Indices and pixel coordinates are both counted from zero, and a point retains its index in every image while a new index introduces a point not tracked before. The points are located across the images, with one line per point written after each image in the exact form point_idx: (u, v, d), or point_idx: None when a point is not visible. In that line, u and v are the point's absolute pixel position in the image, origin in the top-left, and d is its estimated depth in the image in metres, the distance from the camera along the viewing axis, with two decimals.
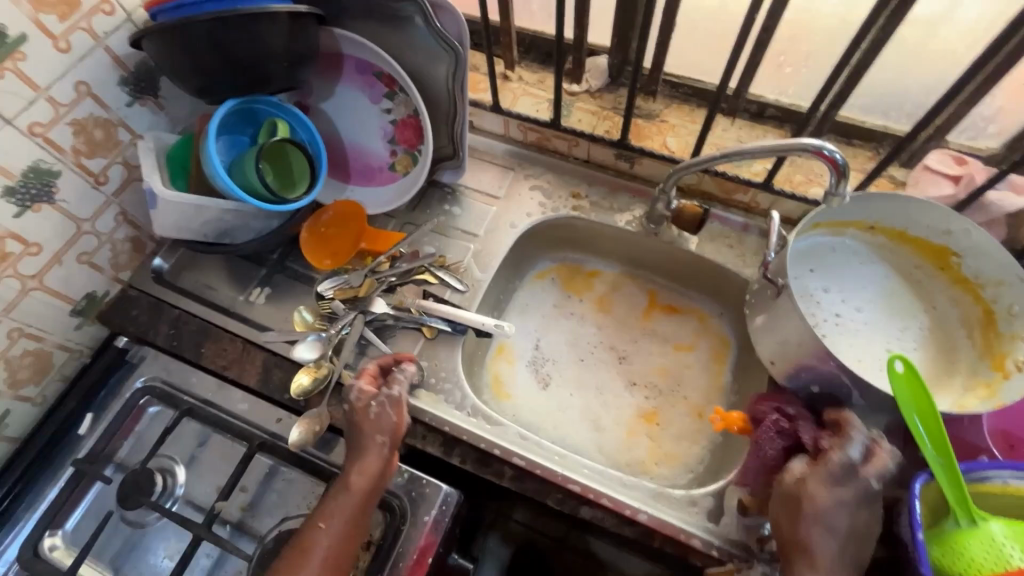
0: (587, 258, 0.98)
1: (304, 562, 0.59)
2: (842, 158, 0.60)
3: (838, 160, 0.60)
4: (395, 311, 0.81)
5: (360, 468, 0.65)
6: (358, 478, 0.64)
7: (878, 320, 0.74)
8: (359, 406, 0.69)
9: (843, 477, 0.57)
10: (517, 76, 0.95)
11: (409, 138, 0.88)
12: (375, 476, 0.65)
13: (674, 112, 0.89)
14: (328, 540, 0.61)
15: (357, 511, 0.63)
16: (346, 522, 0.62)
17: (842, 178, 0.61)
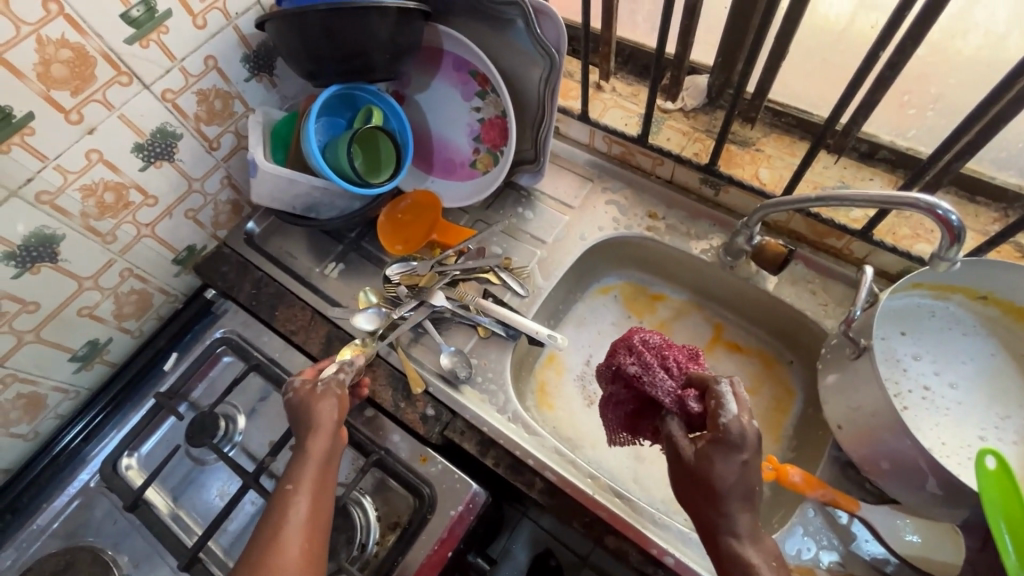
0: (654, 280, 0.95)
1: (283, 526, 0.58)
2: (960, 221, 0.54)
3: (955, 223, 0.54)
4: (455, 306, 0.83)
5: (318, 433, 0.64)
6: (315, 447, 0.64)
7: (975, 402, 0.66)
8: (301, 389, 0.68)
9: (739, 443, 0.50)
10: (610, 86, 0.94)
11: (493, 138, 0.90)
12: (327, 445, 0.64)
13: (772, 142, 0.84)
14: (301, 505, 0.60)
15: (321, 473, 0.63)
16: (310, 484, 0.61)
17: (955, 243, 0.55)
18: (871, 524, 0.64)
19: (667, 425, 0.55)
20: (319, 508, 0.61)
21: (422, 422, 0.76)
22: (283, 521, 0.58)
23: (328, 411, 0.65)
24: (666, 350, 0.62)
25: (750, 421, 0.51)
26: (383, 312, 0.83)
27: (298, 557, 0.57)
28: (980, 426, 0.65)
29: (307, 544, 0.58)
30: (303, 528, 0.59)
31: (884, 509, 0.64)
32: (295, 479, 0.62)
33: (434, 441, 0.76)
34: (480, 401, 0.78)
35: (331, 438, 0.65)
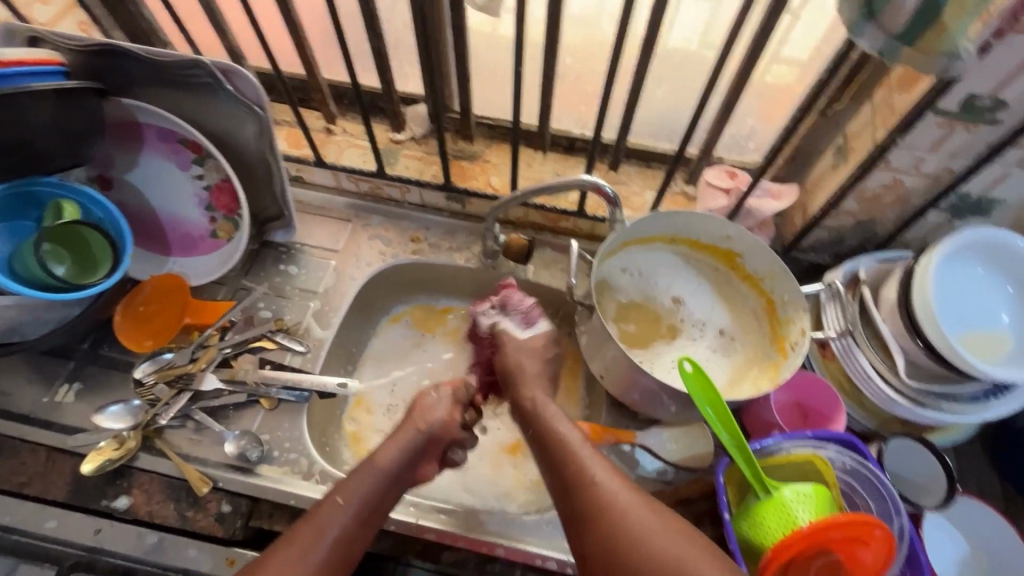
0: (438, 296, 0.99)
1: (320, 536, 0.57)
2: (613, 191, 0.71)
3: (610, 193, 0.72)
4: (228, 385, 0.77)
5: (388, 443, 0.68)
6: (372, 467, 0.64)
7: (697, 323, 0.83)
8: (420, 400, 0.74)
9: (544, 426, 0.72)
10: (340, 128, 0.95)
11: (226, 203, 0.84)
12: (407, 455, 0.67)
13: (496, 152, 0.94)
14: (345, 515, 0.59)
15: (374, 495, 0.62)
16: (364, 508, 0.61)
17: (616, 205, 0.73)
18: (648, 447, 0.75)
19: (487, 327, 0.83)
20: (356, 534, 0.59)
21: (218, 523, 0.70)
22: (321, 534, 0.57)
23: (408, 435, 0.69)
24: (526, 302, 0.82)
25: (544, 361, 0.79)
26: (136, 405, 0.75)
27: (339, 550, 0.57)
28: (700, 342, 0.82)
29: (347, 547, 0.58)
30: (333, 554, 0.56)
31: (654, 430, 0.76)
32: (344, 490, 0.61)
33: (240, 537, 0.70)
34: (282, 475, 0.73)
35: (405, 460, 0.67)
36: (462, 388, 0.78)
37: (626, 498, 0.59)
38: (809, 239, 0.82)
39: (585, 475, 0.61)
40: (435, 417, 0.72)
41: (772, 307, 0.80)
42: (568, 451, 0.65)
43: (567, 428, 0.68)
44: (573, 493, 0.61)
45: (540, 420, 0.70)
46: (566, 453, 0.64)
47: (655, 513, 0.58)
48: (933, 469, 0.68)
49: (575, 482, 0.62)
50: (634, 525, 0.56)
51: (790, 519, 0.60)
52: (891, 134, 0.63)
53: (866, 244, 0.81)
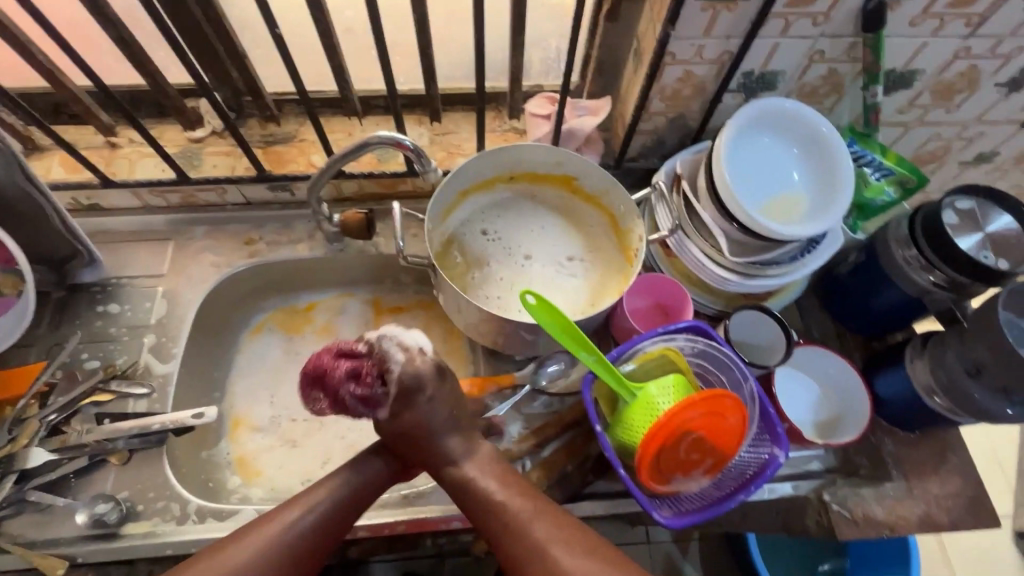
0: (297, 293, 0.93)
1: None
2: (413, 145, 0.70)
3: (412, 147, 0.70)
4: (63, 452, 0.68)
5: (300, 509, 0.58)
6: (267, 535, 0.56)
7: (550, 253, 0.85)
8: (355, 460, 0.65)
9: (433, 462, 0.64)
10: (126, 139, 0.85)
11: (1, 254, 0.70)
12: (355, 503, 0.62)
13: (310, 128, 0.87)
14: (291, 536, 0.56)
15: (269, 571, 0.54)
16: None
17: (421, 157, 0.72)
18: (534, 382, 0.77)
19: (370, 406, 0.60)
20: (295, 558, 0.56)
21: None
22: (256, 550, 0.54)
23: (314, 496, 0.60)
24: (330, 369, 0.58)
25: (418, 362, 0.61)
26: None
27: None
28: (556, 271, 0.83)
29: None
30: None
31: (537, 365, 0.78)
32: (312, 507, 0.59)
33: None
34: (152, 528, 0.67)
35: (311, 535, 0.58)
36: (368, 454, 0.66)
37: (545, 532, 0.56)
38: (634, 146, 0.84)
39: (489, 504, 0.60)
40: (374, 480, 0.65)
41: (616, 221, 0.82)
42: (491, 504, 0.60)
43: (490, 479, 0.62)
44: (486, 524, 0.59)
45: (436, 459, 0.64)
46: (472, 490, 0.61)
47: (565, 527, 0.56)
48: (775, 334, 0.75)
49: (488, 519, 0.59)
50: (543, 546, 0.55)
51: (653, 411, 0.63)
52: (665, 27, 0.64)
53: (685, 140, 0.84)
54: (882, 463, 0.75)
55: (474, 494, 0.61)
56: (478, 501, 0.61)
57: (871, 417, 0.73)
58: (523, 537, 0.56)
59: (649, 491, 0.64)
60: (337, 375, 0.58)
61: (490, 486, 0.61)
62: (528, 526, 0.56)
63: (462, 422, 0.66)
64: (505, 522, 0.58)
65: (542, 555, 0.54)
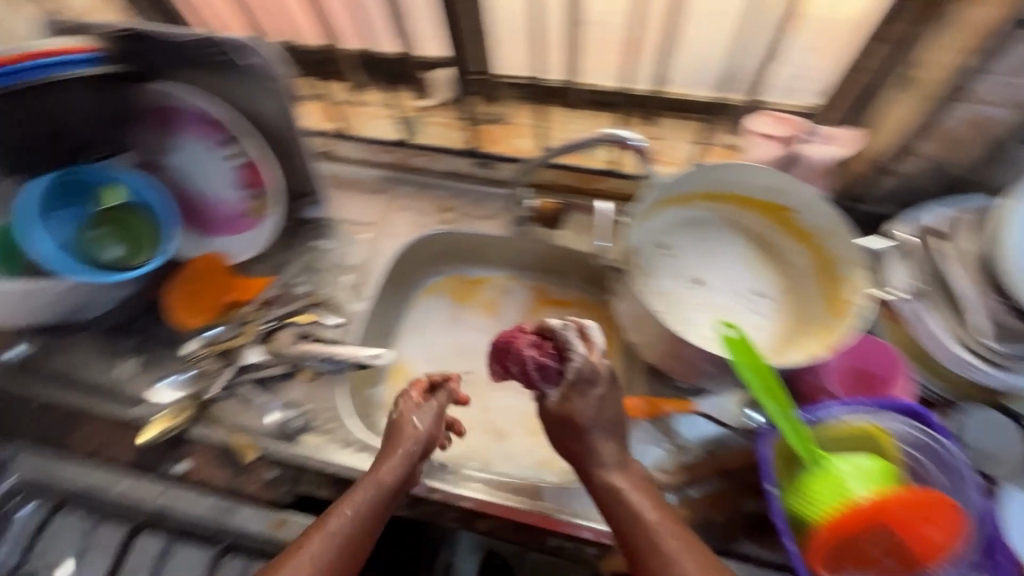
0: (470, 265, 0.98)
1: (309, 547, 0.54)
2: (644, 144, 0.68)
3: (637, 144, 0.68)
4: (270, 357, 0.79)
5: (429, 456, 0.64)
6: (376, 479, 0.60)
7: (732, 284, 0.77)
8: (403, 413, 0.67)
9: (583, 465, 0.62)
10: (366, 99, 0.95)
11: (256, 180, 0.85)
12: (395, 485, 0.61)
13: (523, 113, 0.90)
14: (348, 531, 0.56)
15: (380, 508, 0.59)
16: (367, 520, 0.57)
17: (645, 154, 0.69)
18: (707, 414, 0.71)
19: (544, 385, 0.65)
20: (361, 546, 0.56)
21: (267, 487, 0.74)
22: (319, 551, 0.54)
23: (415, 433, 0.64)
24: (517, 339, 0.67)
25: (598, 359, 0.63)
26: (190, 377, 0.79)
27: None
28: (735, 305, 0.75)
29: None
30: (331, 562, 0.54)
31: (714, 397, 0.72)
32: (353, 502, 0.58)
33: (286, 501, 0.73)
34: (322, 444, 0.76)
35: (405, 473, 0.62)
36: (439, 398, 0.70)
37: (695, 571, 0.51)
38: (871, 186, 0.74)
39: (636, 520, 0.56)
40: (397, 464, 0.62)
41: (830, 265, 0.72)
42: (640, 521, 0.55)
43: (642, 495, 0.58)
44: (627, 541, 0.56)
45: (585, 457, 0.61)
46: (620, 501, 0.58)
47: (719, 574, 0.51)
48: (1016, 448, 0.63)
49: (632, 536, 0.55)
50: None
51: (844, 492, 0.55)
52: None
53: (940, 190, 0.71)
54: None
55: (623, 507, 0.57)
56: (624, 515, 0.57)
57: None
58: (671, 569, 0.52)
59: None
60: (522, 346, 0.66)
61: (640, 502, 0.57)
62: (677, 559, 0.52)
63: (619, 429, 0.63)
64: (651, 546, 0.54)
65: None
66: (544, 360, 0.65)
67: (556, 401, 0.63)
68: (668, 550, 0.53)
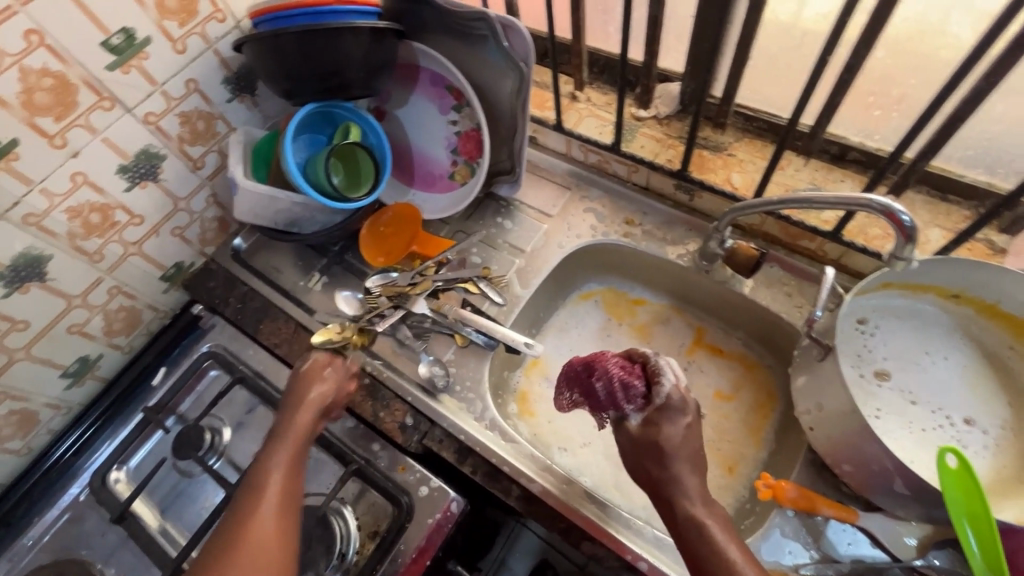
0: (633, 285, 0.95)
1: (262, 495, 0.61)
2: (912, 222, 0.56)
3: (907, 223, 0.56)
4: (434, 314, 0.85)
5: (300, 410, 0.69)
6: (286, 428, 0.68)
7: (936, 399, 0.66)
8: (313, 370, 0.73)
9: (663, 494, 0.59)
10: (585, 96, 0.95)
11: (470, 150, 0.91)
12: (307, 431, 0.68)
13: (745, 148, 0.84)
14: (279, 476, 0.63)
15: (296, 451, 0.66)
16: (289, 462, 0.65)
17: (909, 242, 0.58)
18: (869, 532, 0.62)
19: (629, 411, 0.63)
20: (295, 484, 0.64)
21: (400, 431, 0.78)
22: (262, 493, 0.61)
23: (317, 393, 0.71)
24: (604, 359, 0.66)
25: (687, 392, 0.63)
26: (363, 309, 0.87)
27: (274, 512, 0.60)
28: (933, 423, 0.65)
29: (284, 520, 0.60)
30: (279, 498, 0.62)
31: (883, 516, 0.63)
32: (279, 456, 0.65)
33: (413, 450, 0.77)
34: (458, 410, 0.79)
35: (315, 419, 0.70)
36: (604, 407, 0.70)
37: None
38: None
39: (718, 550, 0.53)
40: (308, 417, 0.69)
41: None
42: (713, 549, 0.53)
43: (717, 521, 0.56)
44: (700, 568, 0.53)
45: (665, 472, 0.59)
46: (700, 527, 0.55)
47: None
48: None
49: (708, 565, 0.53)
50: None
51: None
52: None
53: None
54: None
55: (703, 538, 0.54)
56: (695, 540, 0.55)
57: None
58: None
59: None
60: (609, 364, 0.65)
61: (721, 536, 0.54)
62: None
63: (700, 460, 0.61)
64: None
65: None
66: (631, 382, 0.63)
67: (639, 424, 0.63)
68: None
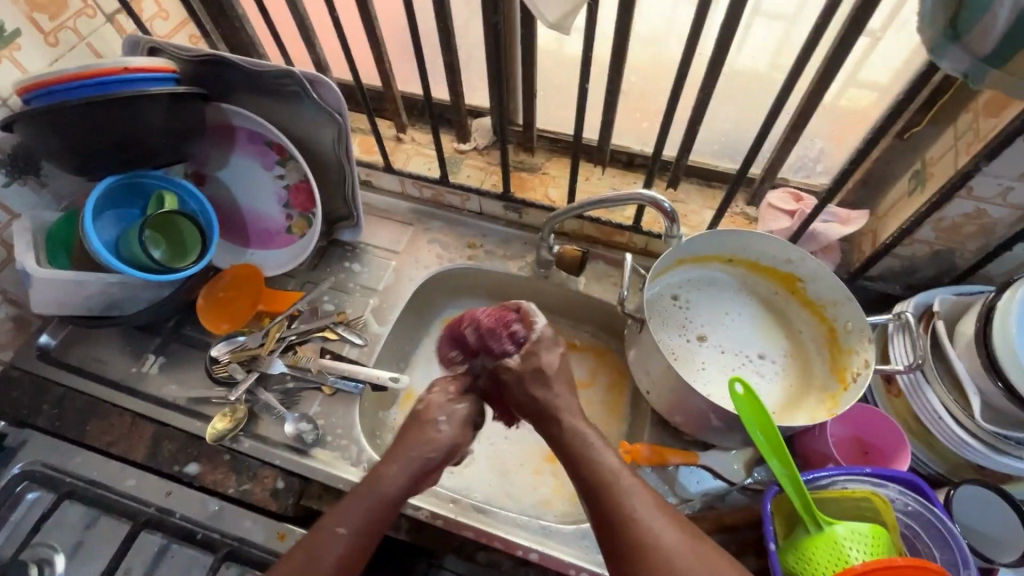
0: (489, 302, 1.01)
1: (315, 564, 0.57)
2: (671, 208, 0.72)
3: (668, 209, 0.72)
4: (293, 370, 0.82)
5: (381, 481, 0.64)
6: (374, 491, 0.63)
7: (732, 345, 0.80)
8: (430, 419, 0.70)
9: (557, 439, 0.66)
10: (409, 137, 1.01)
11: (303, 202, 0.91)
12: (409, 484, 0.65)
13: (555, 165, 0.96)
14: (343, 546, 0.59)
15: (373, 519, 0.62)
16: (361, 531, 0.61)
17: (674, 222, 0.74)
18: (710, 468, 0.73)
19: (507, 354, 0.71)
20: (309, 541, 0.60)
21: (272, 497, 0.75)
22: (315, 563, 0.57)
23: (421, 456, 0.67)
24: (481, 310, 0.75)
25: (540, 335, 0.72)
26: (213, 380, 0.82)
27: (337, 558, 0.58)
28: (733, 365, 0.79)
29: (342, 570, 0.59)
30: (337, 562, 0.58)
31: (717, 451, 0.74)
32: (348, 522, 0.61)
33: (291, 513, 0.75)
34: (333, 460, 0.77)
35: (409, 485, 0.65)
36: (471, 403, 0.73)
37: (666, 534, 0.56)
38: (878, 266, 0.78)
39: (610, 479, 0.60)
40: (398, 483, 0.65)
41: (834, 336, 0.77)
42: (633, 525, 0.56)
43: (640, 498, 0.58)
44: (596, 501, 0.59)
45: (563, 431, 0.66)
46: (592, 461, 0.62)
47: (680, 535, 0.56)
48: (1011, 522, 0.63)
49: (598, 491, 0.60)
50: (660, 544, 0.55)
51: (842, 555, 0.57)
52: (975, 160, 0.60)
53: (942, 277, 0.76)
54: None
55: (594, 470, 0.61)
56: (616, 520, 0.57)
57: None
58: (636, 522, 0.56)
59: None
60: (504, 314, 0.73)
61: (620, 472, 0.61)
62: (636, 513, 0.57)
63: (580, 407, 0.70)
64: (620, 505, 0.58)
65: (656, 550, 0.54)
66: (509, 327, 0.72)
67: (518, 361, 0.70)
68: (636, 506, 0.58)
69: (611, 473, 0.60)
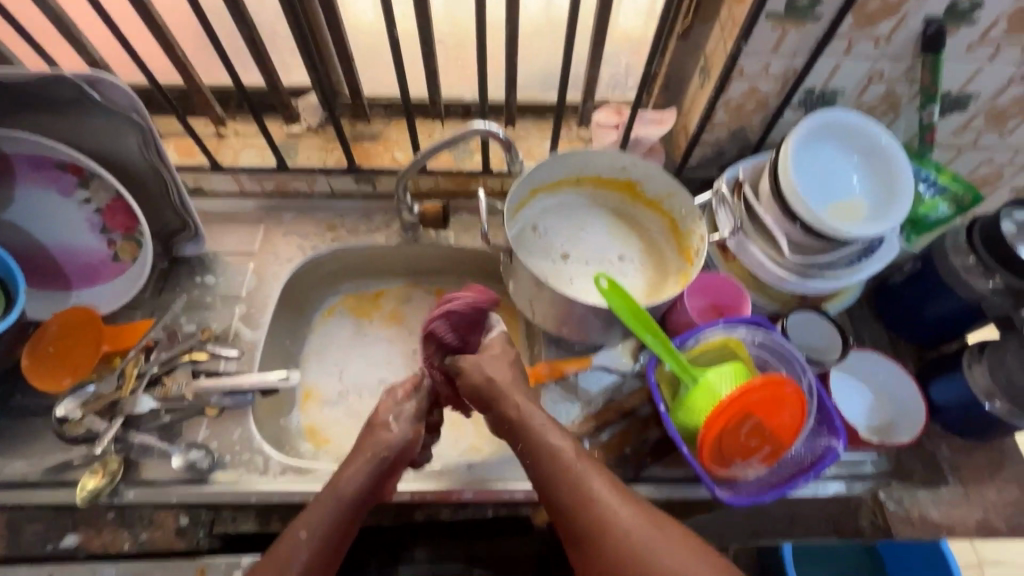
0: (367, 281, 0.99)
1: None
2: (506, 135, 0.75)
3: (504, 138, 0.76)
4: (165, 403, 0.75)
5: (342, 491, 0.61)
6: (333, 493, 0.60)
7: (595, 256, 0.88)
8: (378, 420, 0.67)
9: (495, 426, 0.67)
10: (231, 131, 0.94)
11: (123, 223, 0.81)
12: (361, 500, 0.62)
13: (395, 129, 0.95)
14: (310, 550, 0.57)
15: (340, 522, 0.59)
16: (327, 536, 0.58)
17: (510, 147, 0.78)
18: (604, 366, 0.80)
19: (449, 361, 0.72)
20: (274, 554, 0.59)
21: (179, 535, 0.72)
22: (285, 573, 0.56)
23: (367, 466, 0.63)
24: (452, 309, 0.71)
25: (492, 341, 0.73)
26: (69, 440, 0.72)
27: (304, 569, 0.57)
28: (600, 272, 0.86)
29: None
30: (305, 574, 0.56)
31: (606, 350, 0.81)
32: (309, 525, 0.58)
33: (208, 545, 0.72)
34: (238, 477, 0.72)
35: (370, 484, 0.62)
36: (421, 400, 0.70)
37: (626, 517, 0.56)
38: (695, 155, 0.89)
39: (570, 467, 0.59)
40: (358, 483, 0.61)
41: (675, 225, 0.87)
42: (597, 514, 0.56)
43: (588, 465, 0.60)
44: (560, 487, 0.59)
45: (523, 419, 0.63)
46: (548, 449, 0.61)
47: (644, 516, 0.56)
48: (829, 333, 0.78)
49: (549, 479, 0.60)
50: (625, 526, 0.55)
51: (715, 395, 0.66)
52: (737, 42, 0.70)
53: (744, 152, 0.89)
54: (937, 468, 0.79)
55: (550, 455, 0.61)
56: (569, 494, 0.58)
57: (923, 423, 0.76)
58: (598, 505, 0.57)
59: (710, 473, 0.66)
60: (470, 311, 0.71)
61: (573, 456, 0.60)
62: (596, 498, 0.57)
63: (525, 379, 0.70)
64: (579, 492, 0.58)
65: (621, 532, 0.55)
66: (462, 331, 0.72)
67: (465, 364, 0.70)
68: (596, 493, 0.58)
69: (570, 461, 0.60)
